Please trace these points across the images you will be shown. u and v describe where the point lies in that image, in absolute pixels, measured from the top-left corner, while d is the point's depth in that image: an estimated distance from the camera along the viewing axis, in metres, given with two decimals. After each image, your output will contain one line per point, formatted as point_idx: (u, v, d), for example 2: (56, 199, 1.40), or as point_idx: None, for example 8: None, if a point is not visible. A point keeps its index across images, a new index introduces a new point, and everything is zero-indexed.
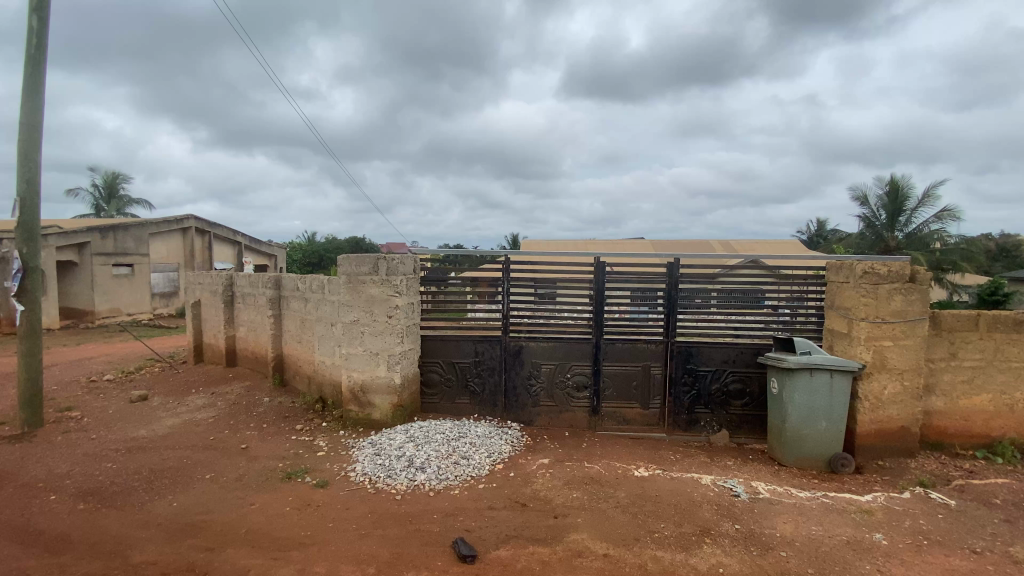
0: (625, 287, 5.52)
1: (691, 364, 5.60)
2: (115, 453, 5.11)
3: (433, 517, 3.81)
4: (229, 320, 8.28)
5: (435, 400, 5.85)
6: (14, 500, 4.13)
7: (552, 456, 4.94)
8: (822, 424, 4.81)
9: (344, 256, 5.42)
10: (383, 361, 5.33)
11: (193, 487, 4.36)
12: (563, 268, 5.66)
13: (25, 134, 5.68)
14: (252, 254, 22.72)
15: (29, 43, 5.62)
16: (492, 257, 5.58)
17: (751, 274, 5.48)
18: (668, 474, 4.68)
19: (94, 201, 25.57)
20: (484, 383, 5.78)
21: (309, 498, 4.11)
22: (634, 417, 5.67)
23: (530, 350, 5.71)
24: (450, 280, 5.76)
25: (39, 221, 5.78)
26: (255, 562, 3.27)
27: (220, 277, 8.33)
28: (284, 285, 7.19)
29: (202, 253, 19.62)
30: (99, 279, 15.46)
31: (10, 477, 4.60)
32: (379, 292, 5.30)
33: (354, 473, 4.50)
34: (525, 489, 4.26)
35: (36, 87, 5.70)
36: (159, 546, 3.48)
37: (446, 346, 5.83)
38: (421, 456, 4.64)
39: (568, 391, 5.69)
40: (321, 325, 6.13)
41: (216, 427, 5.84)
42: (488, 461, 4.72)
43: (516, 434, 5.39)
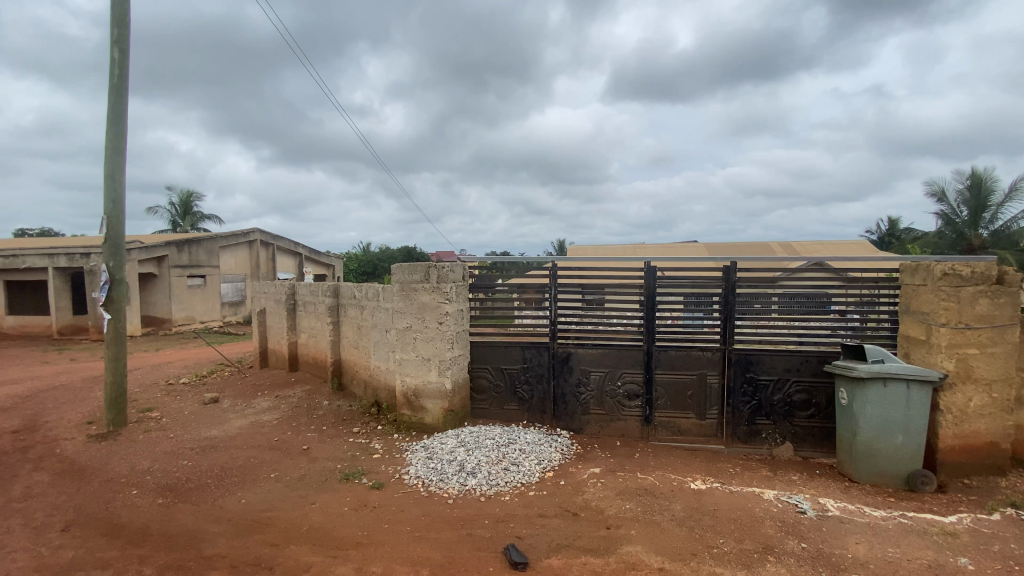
0: (679, 293, 5.37)
1: (751, 372, 5.35)
2: (190, 451, 5.49)
3: (484, 522, 3.84)
4: (291, 327, 8.72)
5: (485, 407, 5.90)
6: (103, 494, 4.52)
7: (603, 466, 4.85)
8: (898, 438, 4.46)
9: (397, 265, 5.59)
10: (434, 367, 5.44)
11: (259, 485, 4.61)
12: (612, 274, 5.59)
13: (110, 156, 6.26)
14: (311, 264, 23.86)
15: (112, 74, 6.20)
16: (539, 264, 5.63)
17: (815, 278, 5.19)
18: (726, 487, 4.48)
19: (171, 218, 27.80)
20: (532, 390, 5.77)
21: (365, 500, 4.24)
22: (690, 428, 5.47)
23: (579, 357, 5.65)
24: (498, 287, 5.82)
25: (123, 236, 6.33)
26: (316, 559, 3.40)
27: (283, 287, 8.80)
28: (341, 293, 7.51)
29: (266, 264, 20.83)
30: (176, 289, 16.72)
31: (100, 472, 5.04)
32: (430, 300, 5.42)
33: (407, 476, 4.61)
34: (576, 497, 4.21)
35: (120, 113, 6.28)
36: (230, 540, 3.70)
37: (496, 353, 5.87)
38: (472, 461, 4.69)
39: (620, 400, 5.58)
40: (375, 332, 6.34)
41: (279, 428, 6.15)
42: (538, 468, 4.70)
43: (566, 442, 5.34)
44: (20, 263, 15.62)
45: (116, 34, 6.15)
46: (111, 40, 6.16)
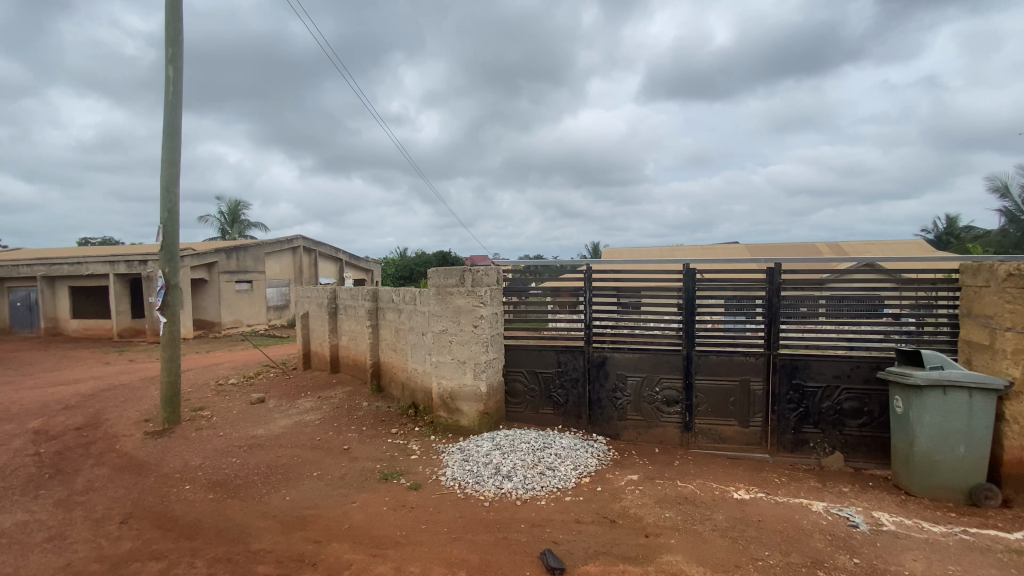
0: (719, 295, 5.23)
1: (797, 378, 5.14)
2: (238, 449, 5.72)
3: (521, 526, 3.83)
4: (333, 330, 8.98)
5: (520, 410, 5.90)
6: (160, 488, 4.77)
7: (641, 473, 4.76)
8: (959, 450, 4.18)
9: (433, 269, 5.68)
10: (469, 370, 5.48)
11: (302, 483, 4.76)
12: (649, 277, 5.50)
13: (166, 168, 6.63)
14: (350, 269, 24.53)
15: (168, 91, 6.57)
16: (573, 267, 5.59)
17: (866, 280, 4.95)
18: (771, 497, 4.32)
19: (221, 226, 29.17)
20: (568, 394, 5.73)
21: (404, 500, 4.31)
22: (732, 435, 5.30)
23: (615, 362, 5.57)
24: (532, 290, 5.83)
25: (177, 244, 6.69)
26: (357, 557, 3.48)
27: (324, 291, 9.08)
28: (380, 297, 7.68)
29: (308, 269, 21.55)
30: (225, 294, 17.52)
31: (156, 467, 5.32)
32: (465, 303, 5.47)
33: (444, 478, 4.66)
34: (613, 504, 4.14)
35: (175, 128, 6.65)
36: (275, 536, 3.83)
37: (531, 357, 5.87)
38: (508, 464, 4.69)
39: (658, 406, 5.46)
40: (412, 335, 6.45)
41: (322, 428, 6.33)
42: (574, 473, 4.66)
43: (603, 448, 5.27)
44: (84, 270, 16.75)
45: (171, 53, 6.52)
46: (166, 59, 6.54)
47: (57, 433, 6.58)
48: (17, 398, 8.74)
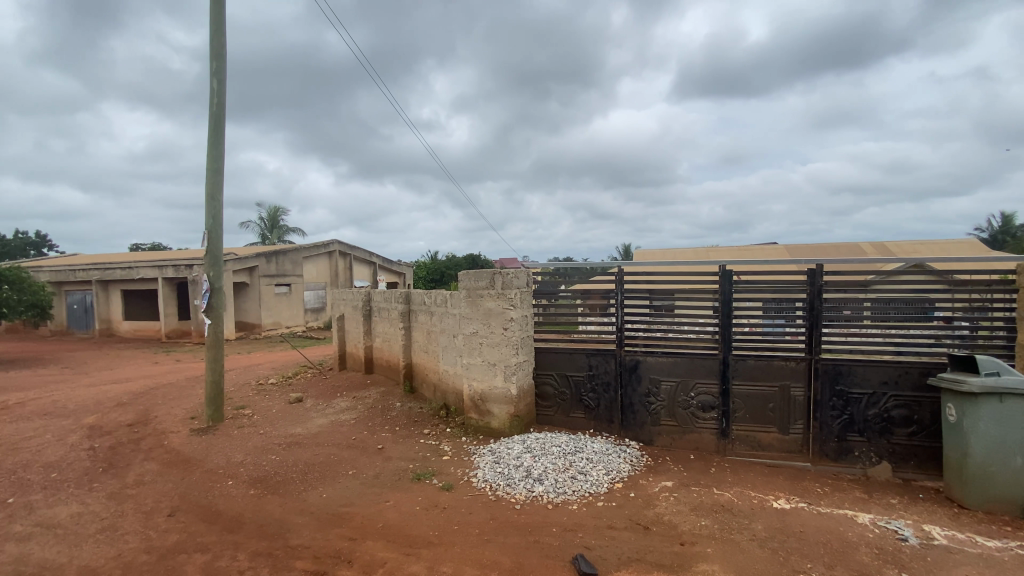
0: (757, 298, 5.08)
1: (840, 385, 4.93)
2: (277, 447, 5.92)
3: (553, 530, 3.81)
4: (367, 332, 9.18)
5: (551, 413, 5.88)
6: (205, 483, 4.98)
7: (675, 480, 4.67)
8: (1019, 461, 3.92)
9: (464, 272, 5.73)
10: (500, 372, 5.50)
11: (338, 481, 4.88)
12: (682, 279, 5.40)
13: (211, 177, 6.93)
14: (384, 272, 25.02)
15: (213, 103, 6.88)
16: (605, 269, 5.60)
17: (914, 281, 4.73)
18: (813, 508, 4.15)
19: (261, 232, 30.28)
20: (599, 398, 5.67)
21: (436, 500, 4.35)
22: (770, 442, 5.13)
23: (648, 366, 5.48)
24: (561, 293, 5.80)
25: (221, 249, 6.98)
26: (391, 556, 3.54)
27: (359, 294, 9.30)
28: (412, 300, 7.81)
29: (344, 272, 22.11)
30: (265, 296, 18.17)
31: (201, 463, 5.56)
32: (496, 306, 5.50)
33: (475, 479, 4.68)
34: (646, 511, 4.07)
35: (219, 138, 6.95)
36: (313, 532, 3.93)
37: (562, 359, 5.84)
38: (539, 468, 4.67)
39: (693, 411, 5.34)
40: (444, 337, 6.52)
41: (357, 428, 6.47)
42: (606, 478, 4.60)
43: (636, 454, 5.19)
44: (136, 275, 17.69)
45: (215, 67, 6.83)
46: (211, 72, 6.84)
47: (111, 429, 6.96)
48: (77, 395, 9.30)
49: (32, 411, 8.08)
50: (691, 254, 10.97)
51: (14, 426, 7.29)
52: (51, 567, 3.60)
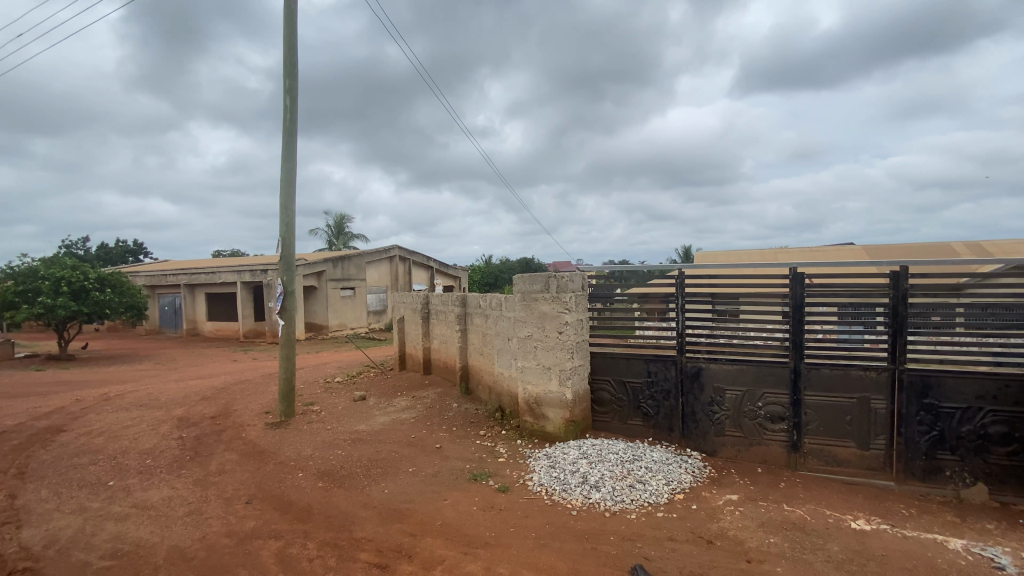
0: (832, 303, 4.77)
1: (929, 398, 4.50)
2: (343, 442, 6.22)
3: (610, 538, 3.74)
4: (426, 333, 9.44)
5: (607, 419, 5.78)
6: (278, 474, 5.32)
7: (741, 493, 4.45)
8: None
9: (519, 275, 5.77)
10: (555, 376, 5.48)
11: (398, 478, 5.05)
12: (747, 282, 5.16)
13: (284, 187, 7.42)
14: (440, 276, 25.69)
15: (286, 119, 7.37)
16: (663, 271, 5.51)
17: (1016, 285, 4.26)
18: (897, 530, 3.82)
19: (328, 238, 32.01)
20: (658, 406, 5.52)
21: (492, 501, 4.40)
22: (847, 458, 4.78)
23: (711, 373, 5.27)
24: (617, 297, 5.70)
25: (292, 255, 7.44)
26: (449, 554, 3.61)
27: (418, 297, 9.59)
28: (469, 303, 7.95)
29: (404, 277, 22.93)
30: (332, 299, 19.17)
31: (274, 454, 5.94)
32: (550, 309, 5.49)
33: (531, 483, 4.68)
34: (710, 524, 3.91)
35: (291, 151, 7.42)
36: (376, 525, 4.09)
37: (619, 365, 5.74)
38: (596, 474, 4.61)
39: (760, 422, 5.06)
40: (499, 340, 6.59)
41: (417, 426, 6.67)
42: (666, 489, 4.46)
43: (698, 465, 4.99)
44: (217, 279, 19.21)
45: (289, 85, 7.31)
46: (285, 90, 7.33)
47: (196, 421, 7.59)
48: (168, 388, 10.23)
49: (131, 402, 8.96)
50: (758, 257, 10.39)
51: (116, 415, 8.12)
52: (146, 545, 3.97)
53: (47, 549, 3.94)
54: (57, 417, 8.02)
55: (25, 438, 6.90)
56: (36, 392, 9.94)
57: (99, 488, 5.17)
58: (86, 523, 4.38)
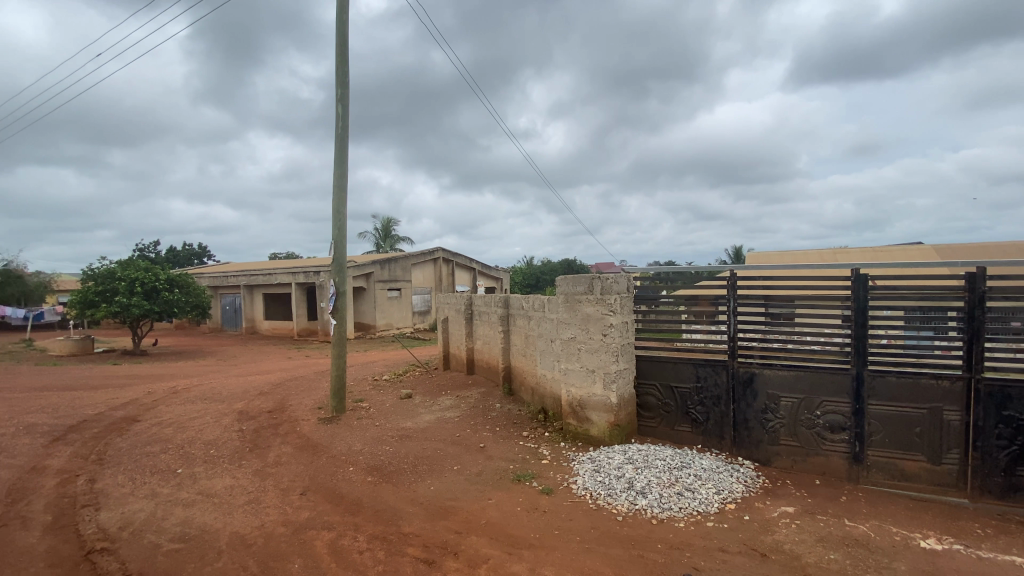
0: (898, 306, 4.48)
1: (1010, 410, 4.14)
2: (391, 438, 6.40)
3: (658, 546, 3.66)
4: (469, 334, 9.57)
5: (654, 425, 5.65)
6: (330, 468, 5.54)
7: (798, 506, 4.24)
8: None
9: (562, 277, 5.74)
10: (599, 379, 5.42)
11: (444, 475, 5.14)
12: (804, 284, 4.92)
13: (337, 192, 7.72)
14: (483, 278, 25.98)
15: (338, 127, 7.67)
16: (711, 272, 5.35)
17: None
18: (973, 552, 3.54)
19: (375, 241, 33.05)
20: (707, 412, 5.35)
21: (537, 503, 4.40)
22: (915, 472, 4.46)
23: (765, 379, 5.05)
24: (663, 299, 5.57)
25: (343, 257, 7.73)
26: (494, 553, 3.65)
27: (462, 298, 9.73)
28: (512, 304, 7.99)
29: (447, 278, 23.33)
30: (379, 300, 19.76)
31: (326, 449, 6.19)
32: (594, 311, 5.43)
33: (575, 486, 4.65)
34: (764, 537, 3.75)
35: (343, 157, 7.71)
36: (423, 521, 4.19)
37: (666, 369, 5.61)
38: (642, 480, 4.52)
39: (818, 432, 4.81)
40: (542, 341, 6.58)
41: (461, 425, 6.77)
42: (717, 498, 4.31)
43: (750, 474, 4.80)
44: (273, 280, 20.22)
45: (341, 93, 7.61)
46: (337, 99, 7.63)
47: (255, 414, 8.02)
48: (229, 383, 10.86)
49: (196, 395, 9.58)
50: (816, 257, 9.89)
51: (184, 407, 8.70)
52: (211, 530, 4.24)
53: (123, 531, 4.27)
54: (132, 408, 8.68)
55: (104, 427, 7.51)
56: (114, 384, 10.82)
57: (169, 475, 5.55)
58: (157, 507, 4.72)
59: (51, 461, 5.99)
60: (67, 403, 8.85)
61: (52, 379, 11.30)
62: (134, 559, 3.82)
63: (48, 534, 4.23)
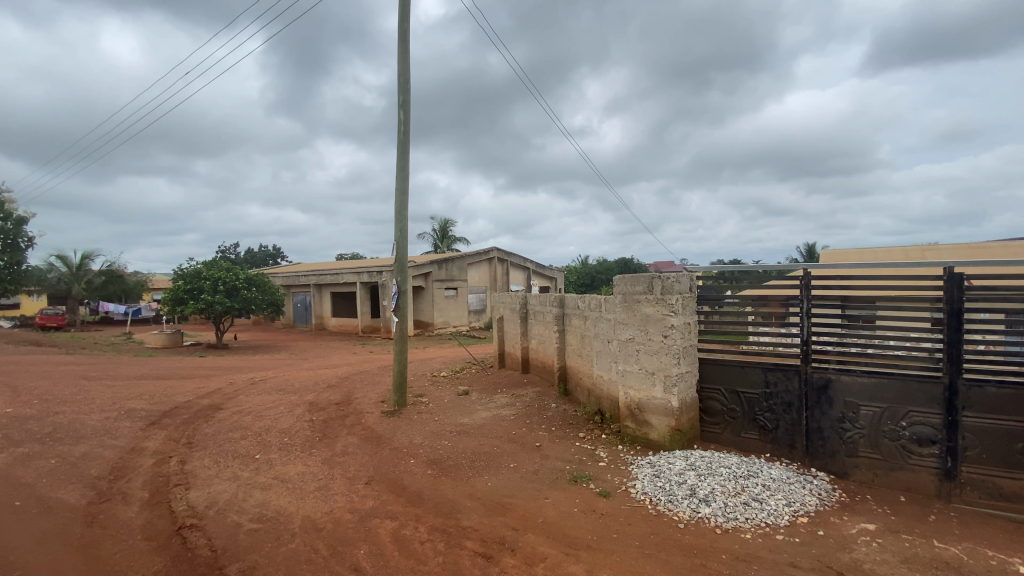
0: (999, 309, 4.06)
1: None
2: (449, 433, 6.57)
3: (722, 556, 3.52)
4: (524, 333, 9.61)
5: (718, 431, 5.43)
6: (392, 459, 5.77)
7: (879, 523, 3.93)
8: None
9: (620, 276, 5.64)
10: (659, 381, 5.28)
11: (501, 472, 5.21)
12: (887, 284, 4.57)
13: (399, 194, 8.01)
14: (538, 277, 26.04)
15: (400, 131, 7.95)
16: (781, 271, 5.08)
17: None
18: None
19: (433, 241, 33.96)
20: (777, 419, 5.07)
21: (594, 505, 4.35)
22: (1017, 493, 4.02)
23: (842, 386, 4.71)
24: (727, 299, 5.36)
25: (405, 256, 8.01)
26: (551, 552, 3.65)
27: (517, 297, 9.80)
28: (567, 304, 7.95)
29: (503, 278, 23.57)
30: (437, 298, 20.32)
31: (389, 441, 6.46)
32: (654, 311, 5.30)
33: (634, 490, 4.57)
34: (840, 554, 3.51)
35: (405, 160, 7.99)
36: (481, 516, 4.26)
37: (731, 372, 5.38)
38: (705, 488, 4.35)
39: (903, 445, 4.42)
40: (598, 341, 6.50)
41: (517, 423, 6.83)
42: (787, 510, 4.08)
43: (825, 487, 4.50)
44: (339, 280, 21.31)
45: (403, 99, 7.89)
46: (399, 105, 7.92)
47: (324, 405, 8.50)
48: (301, 376, 11.58)
49: (272, 386, 10.29)
50: (901, 255, 9.12)
51: (261, 397, 9.38)
52: (285, 513, 4.54)
53: (209, 509, 4.67)
54: (217, 397, 9.45)
55: (193, 413, 8.23)
56: (201, 375, 11.83)
57: (248, 460, 6.01)
58: (239, 489, 5.12)
59: (148, 443, 6.66)
60: (162, 390, 9.79)
61: (149, 368, 12.54)
62: (219, 536, 4.17)
63: (145, 509, 4.71)
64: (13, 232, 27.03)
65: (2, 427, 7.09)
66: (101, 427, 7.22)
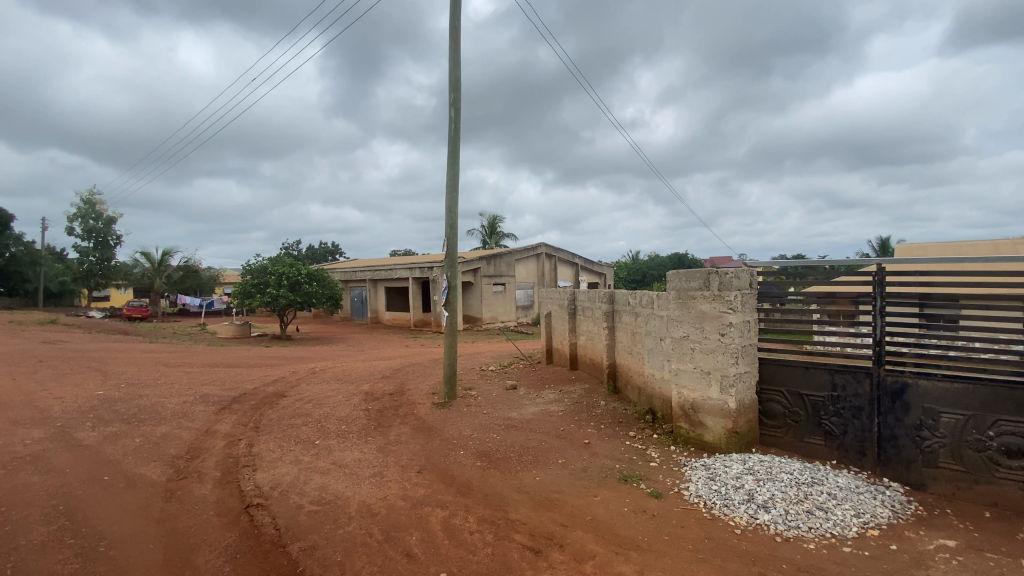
0: None
1: None
2: (498, 426, 6.64)
3: (782, 566, 3.35)
4: (572, 329, 9.53)
5: (778, 434, 5.16)
6: (441, 450, 5.91)
7: (961, 540, 3.60)
8: None
9: (674, 272, 5.46)
10: (715, 381, 5.08)
11: (549, 468, 5.20)
12: (973, 281, 4.18)
13: (449, 191, 8.14)
14: (586, 272, 25.75)
15: (451, 129, 8.08)
16: (851, 267, 4.76)
17: None
18: None
19: (482, 237, 34.39)
20: (845, 425, 4.76)
21: (645, 505, 4.26)
22: None
23: (920, 392, 4.35)
24: (790, 296, 5.10)
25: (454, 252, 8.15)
26: (600, 551, 3.61)
27: (565, 293, 9.74)
28: (617, 300, 7.82)
29: (551, 273, 23.50)
30: (485, 294, 20.55)
31: (440, 431, 6.61)
32: (710, 309, 5.10)
33: (687, 492, 4.43)
34: (917, 572, 3.25)
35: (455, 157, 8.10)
36: (528, 510, 4.29)
37: (794, 373, 5.10)
38: (764, 493, 4.16)
39: (990, 456, 4.02)
40: (650, 339, 6.33)
41: (566, 419, 6.80)
42: (856, 521, 3.82)
43: (898, 499, 4.17)
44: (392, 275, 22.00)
45: (455, 98, 8.00)
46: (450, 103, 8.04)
47: (378, 395, 8.82)
48: (357, 366, 12.07)
49: (330, 376, 10.77)
50: (989, 249, 8.30)
51: (320, 386, 9.85)
52: (341, 497, 4.76)
53: (273, 490, 4.97)
54: (280, 384, 10.02)
55: (259, 399, 8.78)
56: (266, 363, 12.57)
57: (308, 445, 6.34)
58: (300, 472, 5.42)
59: (220, 426, 7.17)
60: (232, 378, 10.49)
61: (220, 357, 13.47)
62: (283, 515, 4.43)
63: (217, 488, 5.08)
64: (104, 232, 29.85)
65: (96, 408, 7.85)
66: (179, 410, 7.83)
